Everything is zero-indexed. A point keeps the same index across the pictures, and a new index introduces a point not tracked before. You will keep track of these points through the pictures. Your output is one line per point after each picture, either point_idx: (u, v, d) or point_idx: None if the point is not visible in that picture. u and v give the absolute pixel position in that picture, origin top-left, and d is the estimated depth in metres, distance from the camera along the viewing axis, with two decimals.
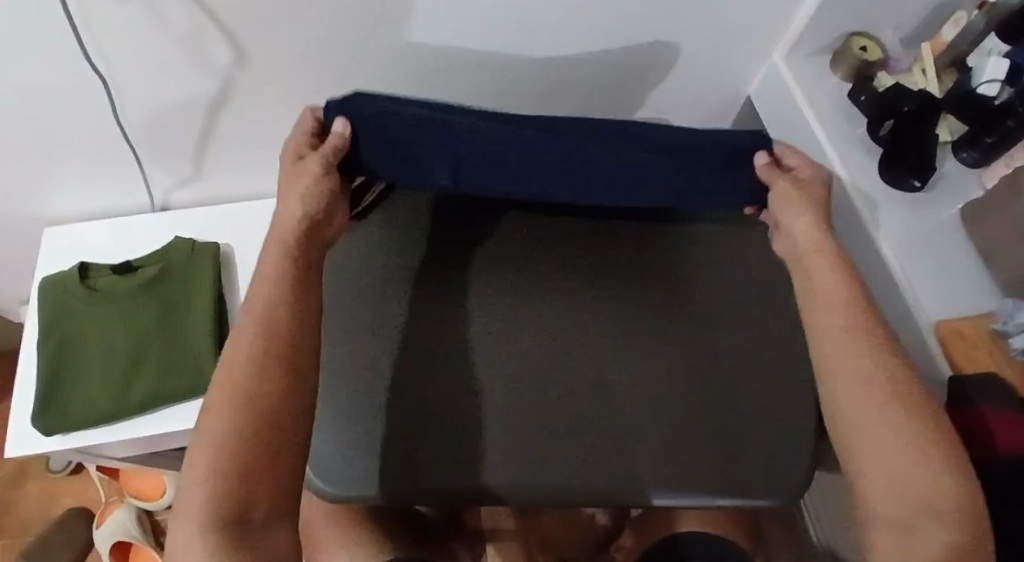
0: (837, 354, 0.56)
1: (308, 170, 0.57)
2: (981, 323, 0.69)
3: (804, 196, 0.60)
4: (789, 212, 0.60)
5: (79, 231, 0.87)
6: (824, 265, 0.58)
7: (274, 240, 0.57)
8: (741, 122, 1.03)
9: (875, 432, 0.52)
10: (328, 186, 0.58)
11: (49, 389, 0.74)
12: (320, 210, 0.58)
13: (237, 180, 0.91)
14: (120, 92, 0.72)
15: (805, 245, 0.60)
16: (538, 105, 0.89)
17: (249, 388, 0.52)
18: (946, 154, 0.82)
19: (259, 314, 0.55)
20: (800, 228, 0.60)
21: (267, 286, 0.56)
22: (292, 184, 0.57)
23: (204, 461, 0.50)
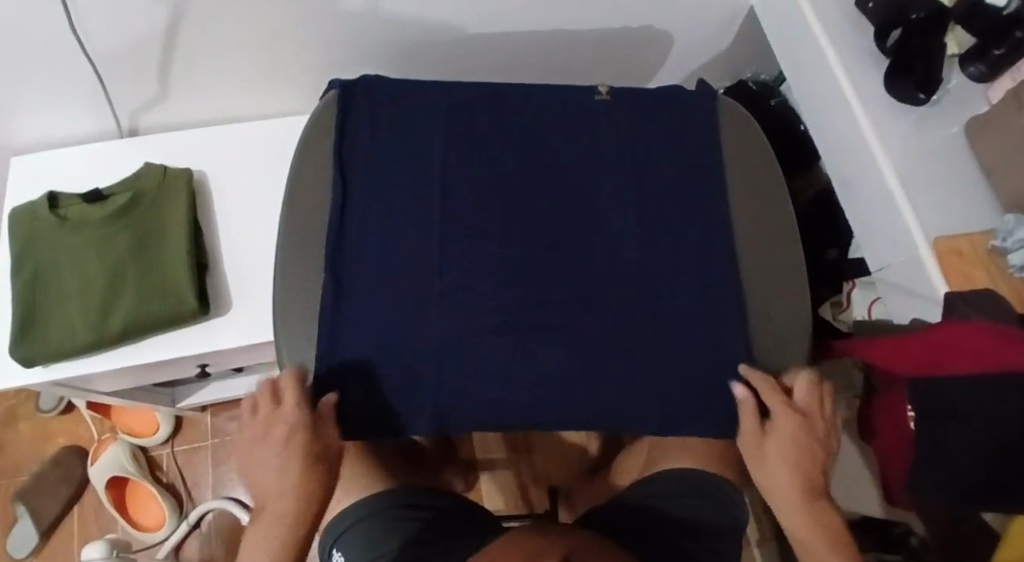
0: None
1: (282, 444, 0.59)
2: (979, 239, 0.68)
3: (794, 443, 0.62)
4: (770, 464, 0.62)
5: (48, 159, 0.83)
6: (788, 492, 0.62)
7: (264, 506, 0.59)
8: (741, 38, 0.99)
9: None
10: (315, 457, 0.59)
11: (25, 320, 0.72)
12: (298, 484, 0.58)
13: (212, 100, 0.86)
14: (80, 9, 0.66)
15: (778, 493, 0.62)
16: (525, 19, 0.84)
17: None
18: (953, 67, 0.78)
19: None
20: (779, 479, 0.62)
21: (256, 547, 0.58)
22: (269, 474, 0.59)
23: None
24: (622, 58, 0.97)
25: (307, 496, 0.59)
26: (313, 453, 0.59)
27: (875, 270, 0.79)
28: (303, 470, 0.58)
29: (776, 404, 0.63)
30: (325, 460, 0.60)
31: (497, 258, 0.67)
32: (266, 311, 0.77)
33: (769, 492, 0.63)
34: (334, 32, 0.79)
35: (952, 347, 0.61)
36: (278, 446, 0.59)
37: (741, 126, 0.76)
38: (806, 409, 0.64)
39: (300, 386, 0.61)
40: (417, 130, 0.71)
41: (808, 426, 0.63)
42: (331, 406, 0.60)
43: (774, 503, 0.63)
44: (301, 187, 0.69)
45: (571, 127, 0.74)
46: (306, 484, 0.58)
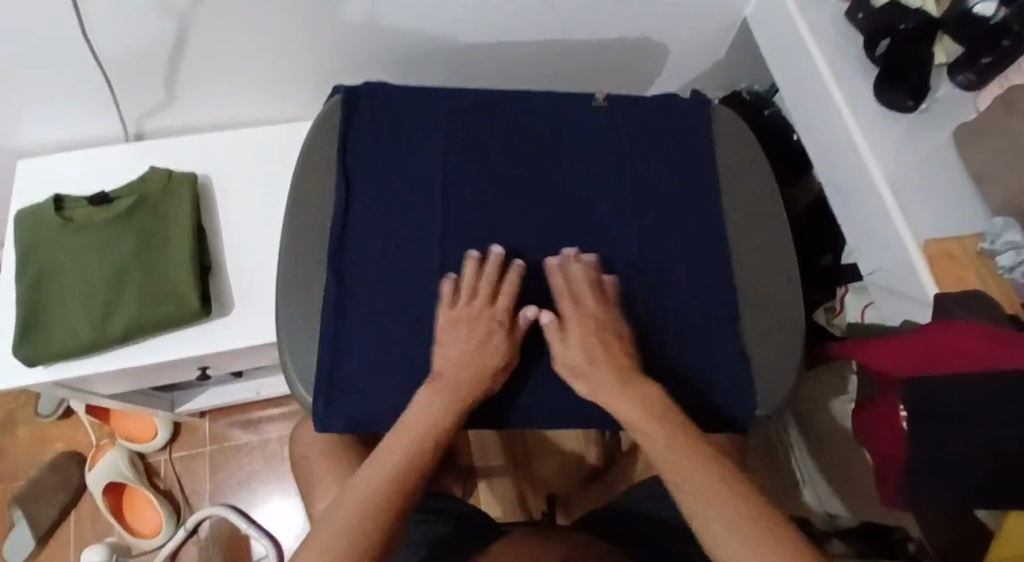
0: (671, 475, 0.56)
1: (488, 331, 0.63)
2: (969, 242, 0.69)
3: (581, 334, 0.63)
4: (586, 356, 0.62)
5: (55, 162, 0.84)
6: (625, 394, 0.60)
7: (433, 383, 0.61)
8: (735, 50, 1.01)
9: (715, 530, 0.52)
10: (502, 345, 0.63)
11: (30, 319, 0.73)
12: (470, 366, 0.62)
13: (216, 105, 0.88)
14: (91, 13, 0.68)
15: (595, 379, 0.61)
16: (523, 29, 0.86)
17: (368, 525, 0.53)
18: (942, 76, 0.80)
19: (402, 452, 0.57)
20: (583, 361, 0.62)
21: (409, 426, 0.59)
22: (456, 335, 0.63)
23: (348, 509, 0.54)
24: (618, 69, 0.99)
25: (495, 367, 0.62)
26: (513, 342, 0.64)
27: (867, 274, 0.80)
28: (479, 351, 0.62)
29: (571, 311, 0.64)
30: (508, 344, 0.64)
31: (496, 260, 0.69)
32: (268, 312, 0.78)
33: (586, 389, 0.62)
34: (337, 39, 0.81)
35: (947, 346, 0.62)
36: (480, 309, 0.64)
37: (735, 133, 0.78)
38: (580, 296, 0.65)
39: (513, 275, 0.66)
40: (418, 135, 0.73)
41: (604, 339, 0.63)
42: (520, 272, 0.66)
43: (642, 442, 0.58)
44: (305, 189, 0.71)
45: (570, 132, 0.75)
46: (487, 351, 0.62)
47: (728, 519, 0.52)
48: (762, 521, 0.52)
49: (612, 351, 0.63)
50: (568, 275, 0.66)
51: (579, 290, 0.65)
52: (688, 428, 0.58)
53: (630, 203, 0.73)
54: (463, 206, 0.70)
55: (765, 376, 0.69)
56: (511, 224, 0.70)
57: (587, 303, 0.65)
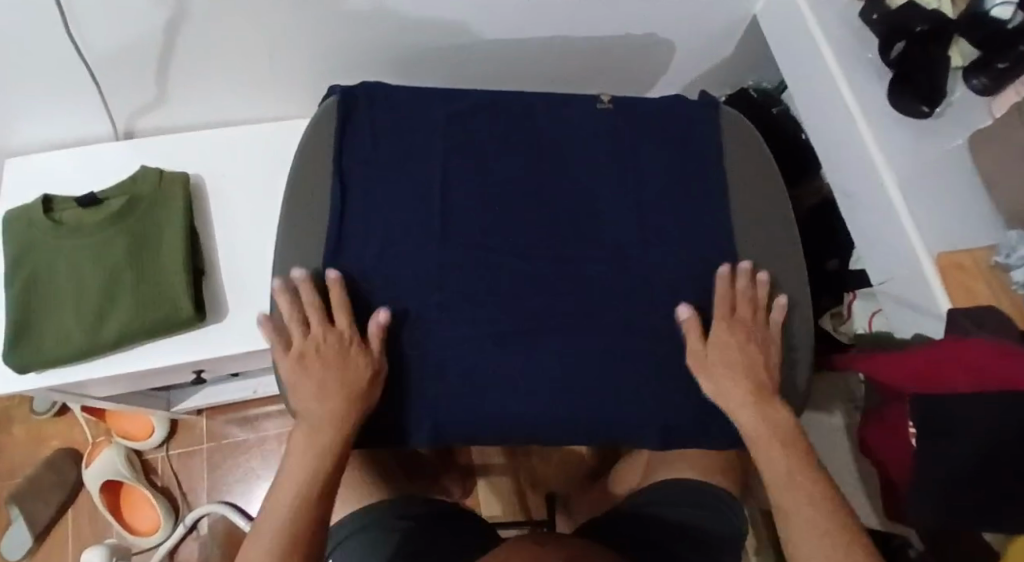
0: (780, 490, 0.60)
1: (340, 356, 0.62)
2: (981, 254, 0.67)
3: (736, 333, 0.66)
4: (723, 355, 0.65)
5: (43, 161, 0.82)
6: (751, 411, 0.63)
7: (303, 429, 0.61)
8: (743, 46, 0.98)
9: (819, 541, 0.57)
10: (365, 362, 0.62)
11: (20, 325, 0.71)
12: (334, 399, 0.61)
13: (209, 104, 0.85)
14: (75, 9, 0.65)
15: (722, 378, 0.64)
16: (524, 26, 0.83)
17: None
18: (957, 80, 0.77)
19: (282, 512, 0.58)
20: (726, 359, 0.65)
21: (290, 481, 0.59)
22: (298, 362, 0.62)
23: (264, 541, 0.57)
24: (623, 65, 0.96)
25: (357, 377, 0.62)
26: (375, 358, 0.63)
27: (877, 283, 0.78)
28: (336, 383, 0.61)
29: (723, 316, 0.67)
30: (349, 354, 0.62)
31: (495, 270, 0.67)
32: (264, 318, 0.77)
33: (707, 377, 0.65)
34: (332, 36, 0.78)
35: (957, 363, 0.61)
36: (313, 328, 0.63)
37: (744, 136, 0.76)
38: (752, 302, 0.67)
39: (342, 291, 0.64)
40: (416, 138, 0.71)
41: (750, 356, 0.65)
42: (343, 285, 0.64)
43: (766, 478, 0.62)
44: (297, 191, 0.68)
45: (572, 136, 0.73)
46: (338, 363, 0.62)
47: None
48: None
49: (756, 352, 0.65)
50: (730, 276, 0.68)
51: (727, 293, 0.67)
52: (813, 468, 0.61)
53: (634, 211, 0.71)
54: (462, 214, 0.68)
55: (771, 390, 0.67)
56: (511, 232, 0.68)
57: (748, 304, 0.67)
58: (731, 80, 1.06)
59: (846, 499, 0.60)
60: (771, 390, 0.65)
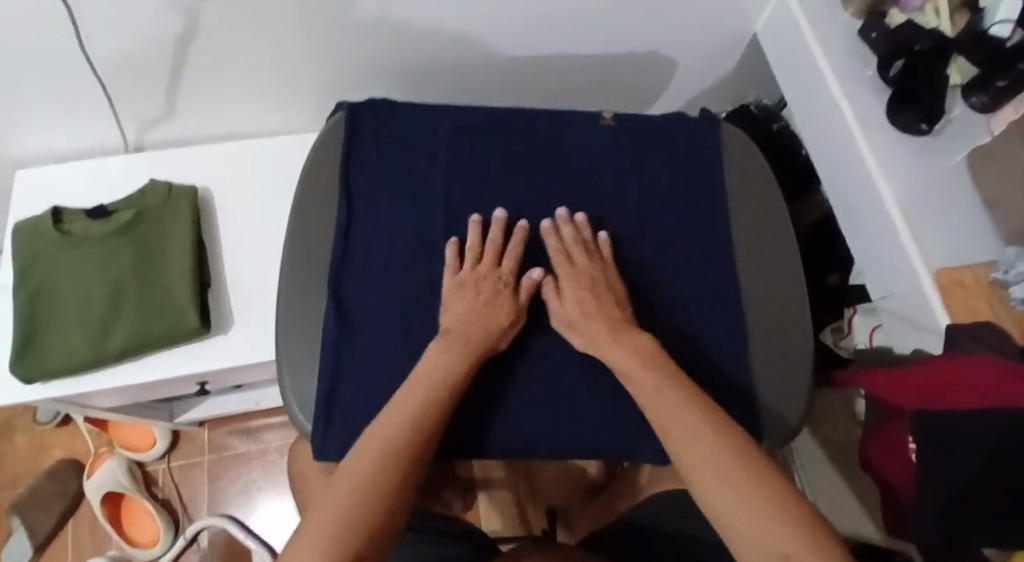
0: (665, 417, 0.54)
1: (495, 291, 0.63)
2: (982, 271, 0.68)
3: (576, 276, 0.64)
4: (569, 306, 0.63)
5: (53, 173, 0.83)
6: (618, 346, 0.60)
7: (442, 342, 0.60)
8: (744, 64, 0.99)
9: (705, 444, 0.51)
10: (507, 308, 0.63)
11: (27, 337, 0.72)
12: (478, 324, 0.61)
13: (216, 117, 0.86)
14: (87, 21, 0.66)
15: (582, 326, 0.62)
16: (528, 43, 0.84)
17: (376, 482, 0.50)
18: (956, 97, 0.77)
19: (410, 410, 0.55)
20: (571, 311, 0.63)
21: (420, 384, 0.57)
22: (465, 293, 0.63)
23: (381, 443, 0.52)
24: (626, 82, 0.97)
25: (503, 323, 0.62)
26: (522, 306, 0.64)
27: (877, 300, 0.79)
28: (482, 312, 0.62)
29: (564, 264, 0.65)
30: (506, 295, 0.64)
31: None
32: (268, 330, 0.77)
33: (574, 332, 0.63)
34: (338, 51, 0.79)
35: (960, 381, 0.61)
36: (488, 268, 0.64)
37: (743, 155, 0.77)
38: (585, 248, 0.67)
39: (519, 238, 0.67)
40: (422, 153, 0.72)
41: (600, 299, 0.63)
42: (524, 233, 0.67)
43: (656, 420, 0.54)
44: (306, 206, 0.69)
45: (575, 151, 0.74)
46: (492, 303, 0.63)
47: (733, 509, 0.47)
48: (768, 508, 0.46)
49: (599, 296, 0.63)
50: (564, 226, 0.68)
51: (570, 240, 0.67)
52: (697, 401, 0.54)
53: (636, 226, 0.71)
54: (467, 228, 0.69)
55: (772, 409, 0.67)
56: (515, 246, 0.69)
57: (563, 247, 0.67)
58: (733, 98, 1.07)
59: (742, 428, 0.52)
60: (625, 322, 0.62)
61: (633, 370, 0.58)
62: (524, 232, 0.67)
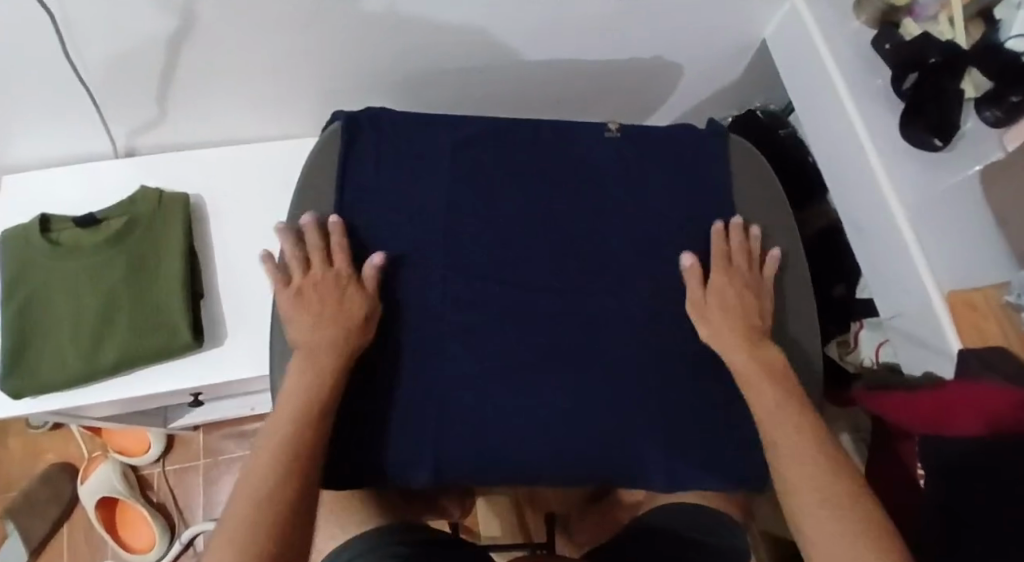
0: (773, 428, 0.57)
1: (334, 294, 0.61)
2: (993, 293, 0.66)
3: (735, 282, 0.66)
4: (712, 302, 0.65)
5: (42, 179, 0.80)
6: (746, 352, 0.62)
7: (299, 360, 0.57)
8: (752, 68, 0.97)
9: (806, 458, 0.54)
10: (355, 302, 0.61)
11: (16, 351, 0.70)
12: (327, 330, 0.59)
13: (210, 122, 0.84)
14: (74, 28, 0.63)
15: (719, 322, 0.64)
16: (531, 49, 0.82)
17: (259, 521, 0.47)
18: (970, 110, 0.74)
19: (282, 433, 0.52)
20: (707, 303, 0.65)
21: (286, 407, 0.54)
22: (303, 298, 0.61)
23: (271, 448, 0.51)
24: (630, 87, 0.95)
25: (349, 312, 0.61)
26: (367, 301, 0.62)
27: (888, 318, 0.78)
28: (329, 317, 0.60)
29: (722, 265, 0.67)
30: (333, 285, 0.62)
31: (499, 303, 0.66)
32: (263, 343, 0.76)
33: (700, 320, 0.65)
34: (334, 57, 0.77)
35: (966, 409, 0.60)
36: (311, 269, 0.63)
37: (751, 169, 0.75)
38: (747, 251, 0.69)
39: (340, 233, 0.65)
40: (420, 166, 0.70)
41: (744, 302, 0.65)
42: (339, 229, 0.65)
43: (765, 423, 0.58)
44: (301, 222, 0.68)
45: (579, 164, 0.72)
46: (330, 299, 0.61)
47: (842, 550, 0.48)
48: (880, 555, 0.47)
49: (746, 300, 0.65)
50: (724, 229, 0.69)
51: (732, 242, 0.69)
52: (829, 444, 0.55)
53: (640, 243, 0.69)
54: (467, 245, 0.67)
55: None
56: (516, 263, 0.67)
57: (727, 248, 0.68)
58: (740, 102, 1.05)
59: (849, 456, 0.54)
60: (762, 334, 0.64)
61: (759, 376, 0.60)
62: (342, 227, 0.65)
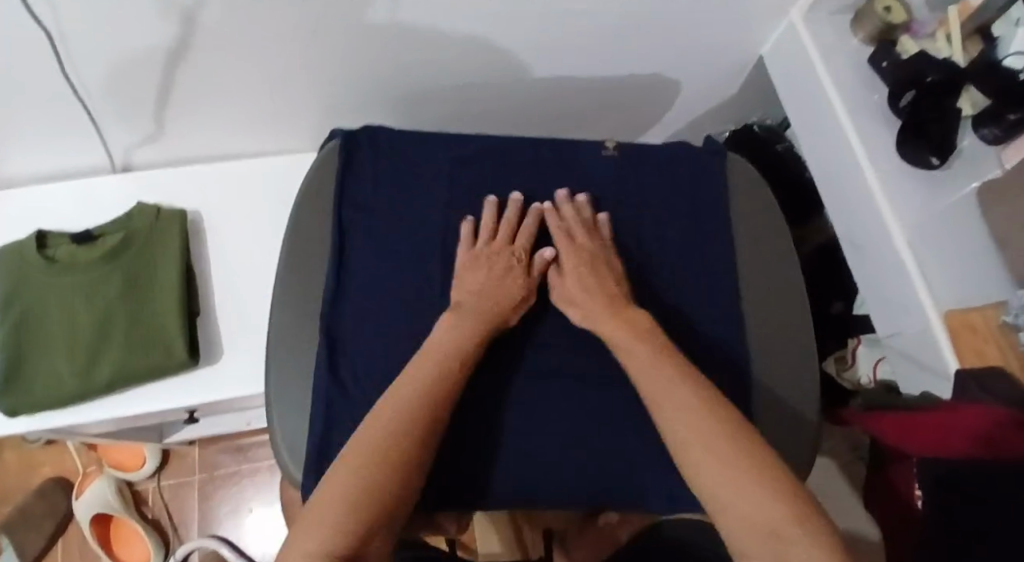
0: (668, 409, 0.52)
1: (508, 267, 0.64)
2: (991, 313, 0.66)
3: (582, 259, 0.65)
4: (570, 285, 0.64)
5: (38, 194, 0.80)
6: (617, 322, 0.60)
7: (455, 314, 0.61)
8: (750, 85, 0.97)
9: (701, 437, 0.49)
10: (520, 284, 0.64)
11: (11, 368, 0.70)
12: (492, 296, 0.62)
13: (209, 138, 0.84)
14: (70, 44, 0.63)
15: (580, 299, 0.63)
16: (529, 65, 0.82)
17: (401, 443, 0.50)
18: (967, 127, 0.74)
19: (433, 371, 0.55)
20: (565, 287, 0.64)
21: (437, 351, 0.57)
22: (478, 265, 0.64)
23: (401, 406, 0.52)
24: (628, 104, 0.95)
25: (515, 295, 0.63)
26: (532, 286, 0.65)
27: (886, 338, 0.78)
28: (497, 287, 0.63)
29: (565, 246, 0.66)
30: (510, 266, 0.64)
31: None
32: (259, 361, 0.75)
33: (564, 307, 0.64)
34: (333, 73, 0.77)
35: (964, 430, 0.60)
36: (499, 244, 0.65)
37: (746, 188, 0.75)
38: (594, 227, 0.68)
39: (543, 222, 0.68)
40: (417, 186, 0.70)
41: (597, 276, 0.64)
42: (536, 217, 0.68)
43: (654, 403, 0.54)
44: (298, 242, 0.67)
45: (578, 183, 0.72)
46: (509, 278, 0.64)
47: (727, 493, 0.46)
48: (767, 491, 0.45)
49: (598, 274, 0.64)
50: (563, 206, 0.69)
51: (573, 218, 0.68)
52: (696, 394, 0.53)
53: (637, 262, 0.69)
54: None
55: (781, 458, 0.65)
56: None
57: (570, 224, 0.67)
58: (738, 118, 1.05)
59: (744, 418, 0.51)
60: (625, 300, 0.63)
61: (640, 350, 0.58)
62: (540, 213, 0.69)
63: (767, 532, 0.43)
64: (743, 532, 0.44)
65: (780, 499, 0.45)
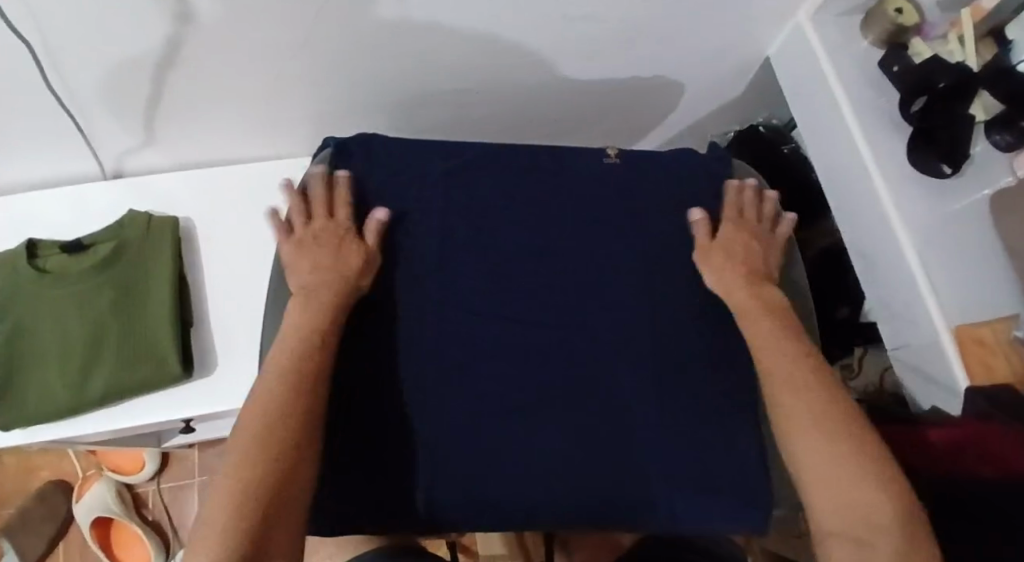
0: (780, 393, 0.58)
1: (338, 238, 0.63)
2: (1002, 328, 0.64)
3: (744, 235, 0.69)
4: (717, 253, 0.67)
5: (29, 202, 0.79)
6: (753, 295, 0.65)
7: (302, 298, 0.60)
8: (755, 85, 0.95)
9: (810, 429, 0.55)
10: (356, 253, 0.63)
11: (3, 382, 0.69)
12: (335, 271, 0.61)
13: (202, 143, 0.82)
14: (53, 54, 0.62)
15: (729, 267, 0.66)
16: (528, 69, 0.80)
17: (268, 442, 0.51)
18: (979, 134, 0.72)
19: (284, 360, 0.55)
20: (712, 253, 0.67)
21: (286, 339, 0.57)
22: (302, 252, 0.63)
23: (257, 413, 0.52)
24: (630, 106, 0.93)
25: (346, 265, 0.62)
26: (369, 250, 0.63)
27: (894, 348, 0.76)
28: (335, 263, 0.62)
29: (732, 220, 0.70)
30: (334, 240, 0.63)
31: (490, 341, 0.64)
32: (254, 373, 0.74)
33: (706, 269, 0.67)
34: (327, 78, 0.75)
35: (975, 447, 0.58)
36: (329, 223, 0.64)
37: (750, 198, 0.73)
38: (760, 206, 0.71)
39: (345, 189, 0.66)
40: (410, 198, 0.68)
41: (751, 251, 0.68)
42: (343, 185, 0.66)
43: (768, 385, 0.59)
44: (288, 258, 0.66)
45: (578, 193, 0.70)
46: (336, 254, 0.62)
47: (823, 476, 0.53)
48: (868, 478, 0.52)
49: (750, 252, 0.68)
50: (733, 188, 0.71)
51: (733, 196, 0.71)
52: (817, 379, 0.58)
53: (638, 276, 0.68)
54: (461, 278, 0.65)
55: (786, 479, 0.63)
56: (513, 297, 0.66)
57: (738, 203, 0.71)
58: (743, 118, 1.03)
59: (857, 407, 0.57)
60: (767, 279, 0.67)
61: (770, 326, 0.62)
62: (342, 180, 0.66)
63: (857, 517, 0.51)
64: (833, 509, 0.52)
65: (884, 492, 0.51)
